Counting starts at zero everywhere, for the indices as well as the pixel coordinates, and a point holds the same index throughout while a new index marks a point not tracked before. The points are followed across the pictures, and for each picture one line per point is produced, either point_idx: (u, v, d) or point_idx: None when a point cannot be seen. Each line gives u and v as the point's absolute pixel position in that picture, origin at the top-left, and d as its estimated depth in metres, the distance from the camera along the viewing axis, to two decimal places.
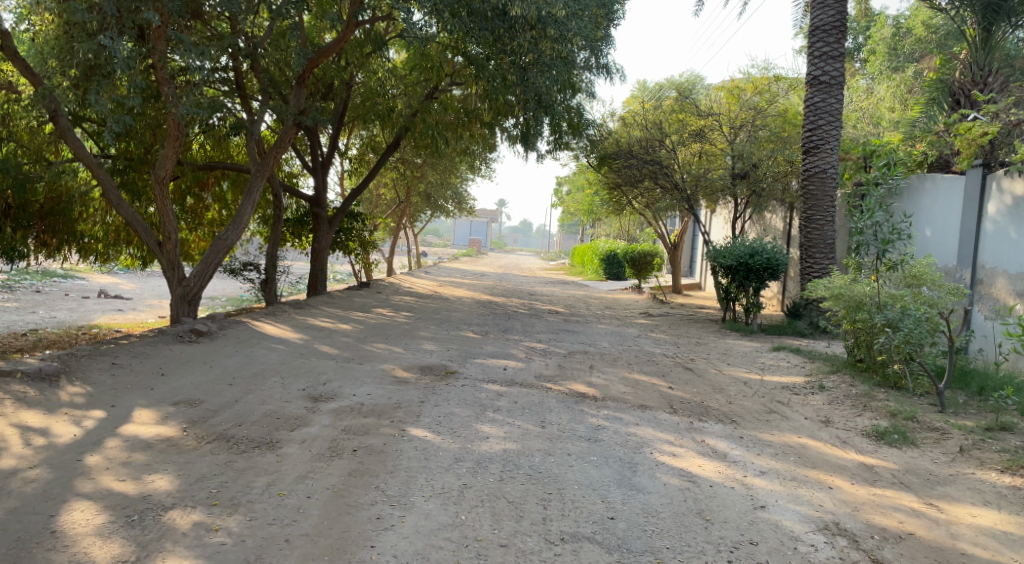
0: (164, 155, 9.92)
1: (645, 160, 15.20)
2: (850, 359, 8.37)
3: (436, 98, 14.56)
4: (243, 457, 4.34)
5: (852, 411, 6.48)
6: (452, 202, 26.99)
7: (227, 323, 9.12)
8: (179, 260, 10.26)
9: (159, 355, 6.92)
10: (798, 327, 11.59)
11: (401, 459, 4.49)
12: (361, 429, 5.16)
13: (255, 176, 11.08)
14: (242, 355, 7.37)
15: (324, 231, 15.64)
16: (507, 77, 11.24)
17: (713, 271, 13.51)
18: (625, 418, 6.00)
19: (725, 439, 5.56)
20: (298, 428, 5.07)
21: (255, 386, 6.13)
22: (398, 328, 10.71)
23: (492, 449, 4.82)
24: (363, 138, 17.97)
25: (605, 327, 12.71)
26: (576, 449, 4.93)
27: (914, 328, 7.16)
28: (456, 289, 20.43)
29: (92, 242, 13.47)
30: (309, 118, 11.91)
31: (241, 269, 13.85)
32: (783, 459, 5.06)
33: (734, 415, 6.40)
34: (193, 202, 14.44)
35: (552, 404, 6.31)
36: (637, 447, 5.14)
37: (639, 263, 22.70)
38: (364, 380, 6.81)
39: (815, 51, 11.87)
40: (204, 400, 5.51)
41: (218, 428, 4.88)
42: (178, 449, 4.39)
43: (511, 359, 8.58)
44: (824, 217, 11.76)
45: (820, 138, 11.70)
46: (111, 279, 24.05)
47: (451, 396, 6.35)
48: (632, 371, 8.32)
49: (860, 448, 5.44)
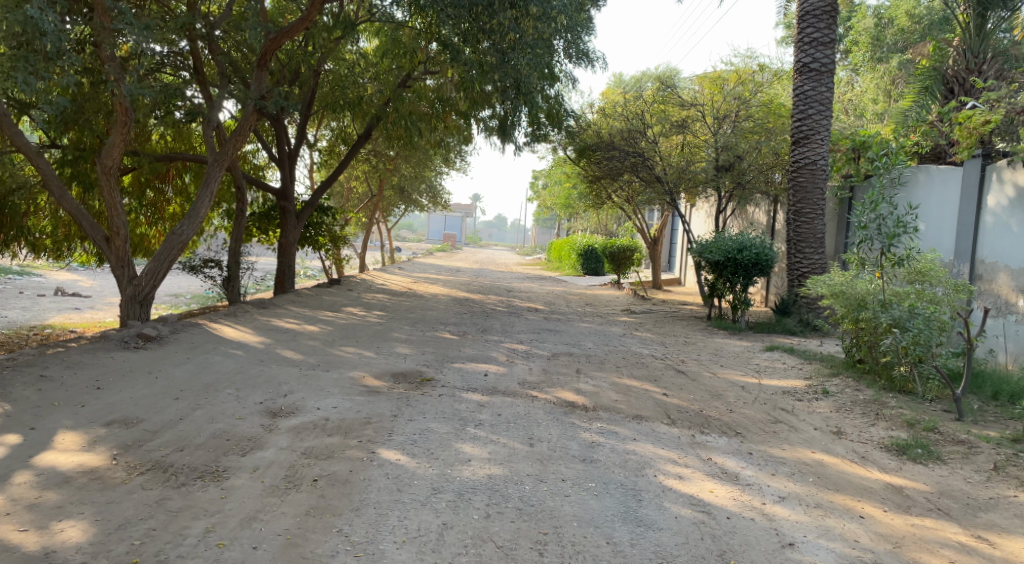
0: (111, 143, 9.04)
1: (626, 152, 14.63)
2: (850, 360, 7.89)
3: (408, 87, 13.89)
4: (179, 493, 3.63)
5: (864, 420, 5.99)
6: (427, 196, 26.13)
7: (180, 326, 8.34)
8: (129, 256, 9.41)
9: (97, 364, 6.15)
10: (788, 325, 11.13)
11: (370, 491, 3.84)
12: (324, 452, 4.49)
13: (213, 166, 10.24)
14: (193, 364, 6.63)
15: (292, 225, 14.79)
16: (484, 62, 10.50)
17: (699, 267, 12.97)
18: (620, 433, 5.40)
19: (733, 456, 4.99)
20: (250, 453, 4.39)
21: (205, 401, 5.41)
22: (370, 329, 10.01)
23: (476, 475, 4.18)
24: (333, 130, 17.11)
25: (588, 326, 12.14)
26: (570, 473, 4.32)
27: (923, 328, 6.68)
28: (431, 286, 19.71)
29: (42, 238, 12.66)
30: (271, 103, 11.07)
31: (202, 266, 12.99)
32: (803, 481, 4.50)
33: (737, 426, 5.84)
34: (153, 195, 13.60)
35: (540, 417, 5.70)
36: (639, 469, 4.54)
37: (619, 258, 22.15)
38: (331, 391, 6.14)
39: (805, 36, 11.38)
40: (142, 420, 4.79)
41: (153, 455, 4.16)
42: (101, 484, 3.66)
43: (492, 363, 7.95)
44: (814, 210, 11.26)
45: (809, 129, 11.25)
46: (69, 275, 22.96)
47: (427, 409, 5.71)
48: (621, 375, 7.73)
49: (882, 465, 4.91)
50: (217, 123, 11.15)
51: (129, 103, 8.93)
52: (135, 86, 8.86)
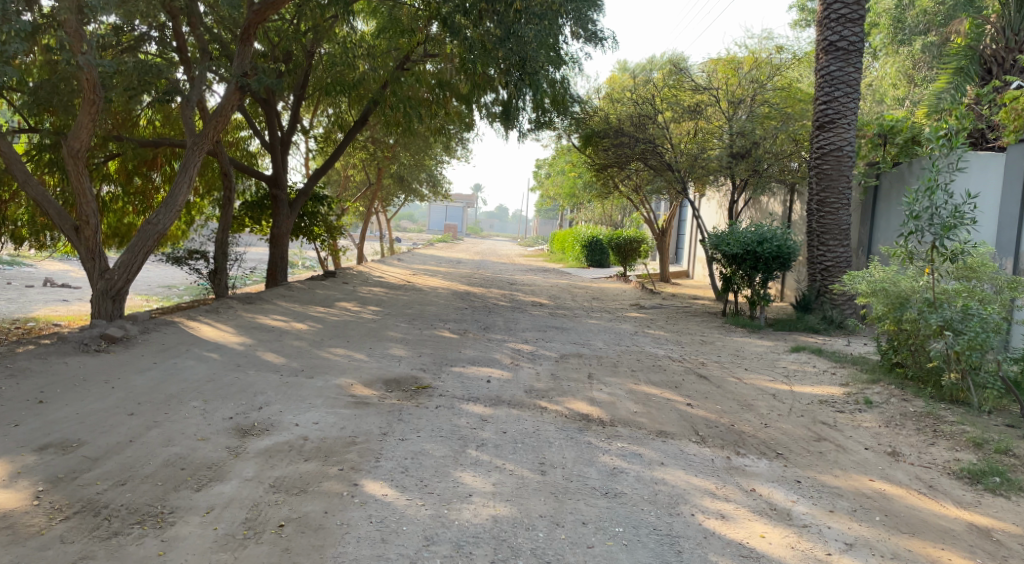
0: (78, 124, 8.23)
1: (636, 138, 13.82)
2: (889, 364, 7.13)
3: (407, 70, 12.87)
4: (108, 549, 2.95)
5: (922, 439, 5.24)
6: (428, 186, 25.20)
7: (152, 326, 7.60)
8: (101, 248, 8.65)
9: (47, 373, 5.43)
10: (810, 322, 10.35)
11: (348, 543, 3.12)
12: (296, 484, 3.76)
13: (192, 149, 9.39)
14: (160, 370, 5.90)
15: (285, 215, 13.96)
16: (487, 43, 9.86)
17: (714, 260, 12.20)
18: (645, 455, 4.65)
19: (779, 486, 4.24)
20: (209, 485, 3.66)
21: (164, 417, 4.69)
22: (363, 328, 9.25)
23: (478, 518, 3.45)
24: (330, 116, 16.31)
25: (598, 322, 11.36)
26: (591, 512, 3.60)
27: (980, 331, 5.93)
28: (430, 279, 18.87)
29: (21, 227, 11.97)
30: (256, 81, 10.14)
31: (186, 257, 12.12)
32: (868, 521, 3.78)
33: (777, 445, 5.10)
34: (140, 182, 12.83)
35: (551, 435, 4.96)
36: (671, 505, 3.80)
37: (626, 250, 21.36)
38: (313, 402, 5.39)
39: (832, 13, 10.53)
40: (83, 442, 4.07)
41: (87, 492, 3.45)
42: (9, 536, 2.99)
43: (496, 367, 7.20)
44: (839, 200, 10.47)
45: (836, 112, 10.45)
46: (61, 265, 22.21)
47: (422, 425, 4.96)
48: (637, 381, 6.96)
49: (957, 498, 4.17)
50: (200, 102, 10.30)
51: (96, 80, 8.06)
52: (98, 57, 8.00)
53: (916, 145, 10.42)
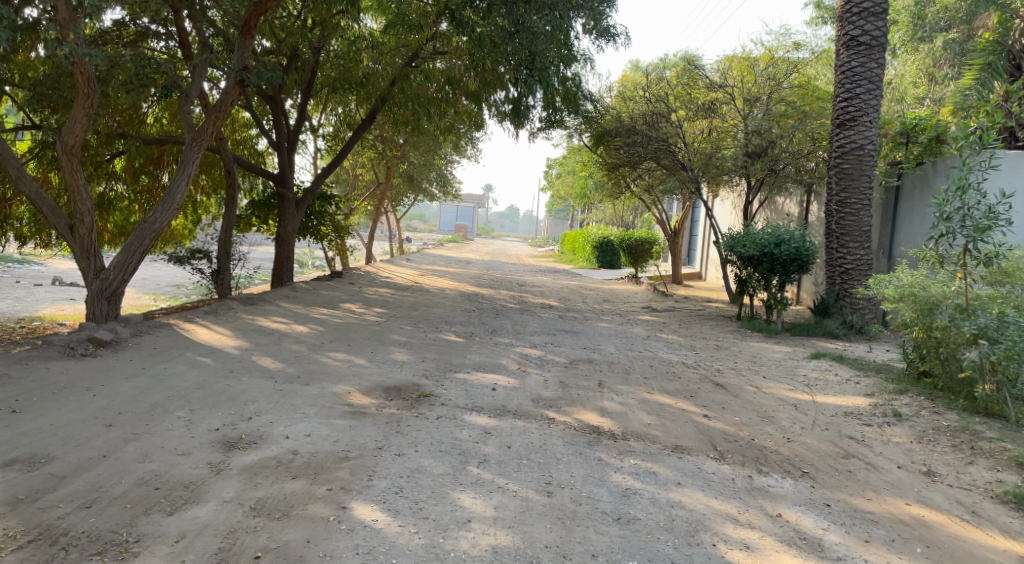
0: (72, 118, 7.96)
1: (649, 137, 13.43)
2: (918, 374, 6.71)
3: (416, 67, 12.46)
4: None
5: (958, 457, 4.86)
6: (437, 185, 24.85)
7: (145, 329, 7.31)
8: (97, 247, 8.36)
9: (26, 379, 5.14)
10: (830, 327, 9.94)
11: None
12: (280, 506, 3.45)
13: (190, 145, 9.08)
14: (147, 376, 5.61)
15: (291, 214, 13.64)
16: (496, 39, 9.51)
17: (730, 263, 11.78)
18: (660, 474, 4.30)
19: (807, 510, 3.89)
20: (184, 507, 3.36)
21: (145, 429, 4.38)
22: (366, 331, 8.94)
23: (476, 550, 3.13)
24: (338, 115, 16.02)
25: (608, 326, 10.99)
26: (601, 543, 3.27)
27: (1018, 340, 5.53)
28: (439, 279, 18.55)
29: (25, 227, 11.76)
30: (258, 76, 9.76)
31: (189, 257, 11.82)
32: (908, 554, 3.42)
33: (802, 463, 4.73)
34: (148, 180, 12.61)
35: (559, 450, 4.62)
36: (690, 533, 3.46)
37: (638, 251, 20.92)
38: (306, 412, 5.08)
39: (855, 6, 10.09)
40: (53, 458, 3.78)
41: (47, 517, 3.16)
42: None
43: (501, 374, 6.86)
44: (860, 200, 10.03)
45: (857, 109, 10.05)
46: (70, 264, 22.03)
47: (420, 438, 4.64)
48: (650, 390, 6.59)
49: (1003, 526, 3.81)
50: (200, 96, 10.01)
51: (90, 73, 7.78)
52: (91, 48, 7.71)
53: (940, 144, 9.92)
